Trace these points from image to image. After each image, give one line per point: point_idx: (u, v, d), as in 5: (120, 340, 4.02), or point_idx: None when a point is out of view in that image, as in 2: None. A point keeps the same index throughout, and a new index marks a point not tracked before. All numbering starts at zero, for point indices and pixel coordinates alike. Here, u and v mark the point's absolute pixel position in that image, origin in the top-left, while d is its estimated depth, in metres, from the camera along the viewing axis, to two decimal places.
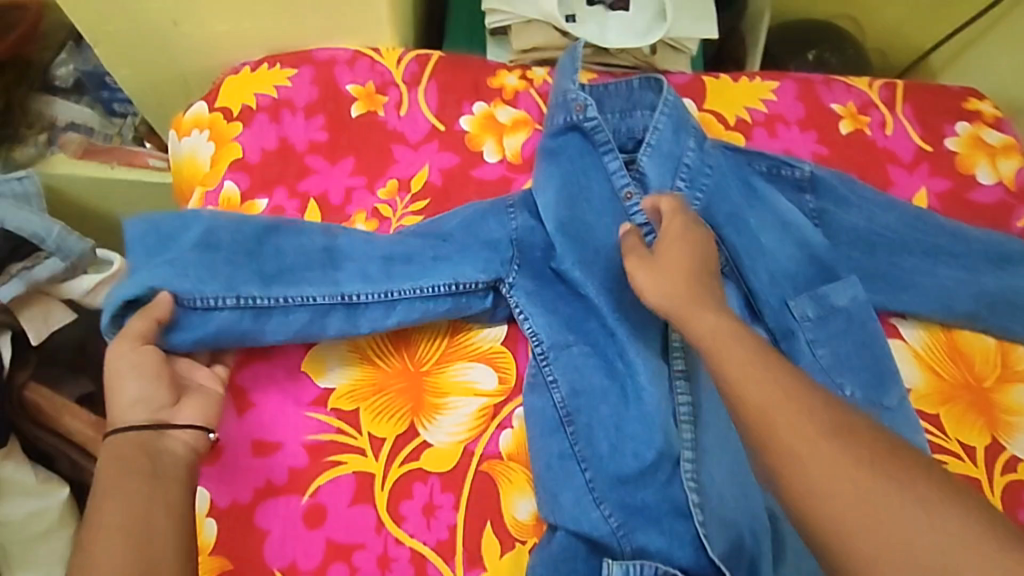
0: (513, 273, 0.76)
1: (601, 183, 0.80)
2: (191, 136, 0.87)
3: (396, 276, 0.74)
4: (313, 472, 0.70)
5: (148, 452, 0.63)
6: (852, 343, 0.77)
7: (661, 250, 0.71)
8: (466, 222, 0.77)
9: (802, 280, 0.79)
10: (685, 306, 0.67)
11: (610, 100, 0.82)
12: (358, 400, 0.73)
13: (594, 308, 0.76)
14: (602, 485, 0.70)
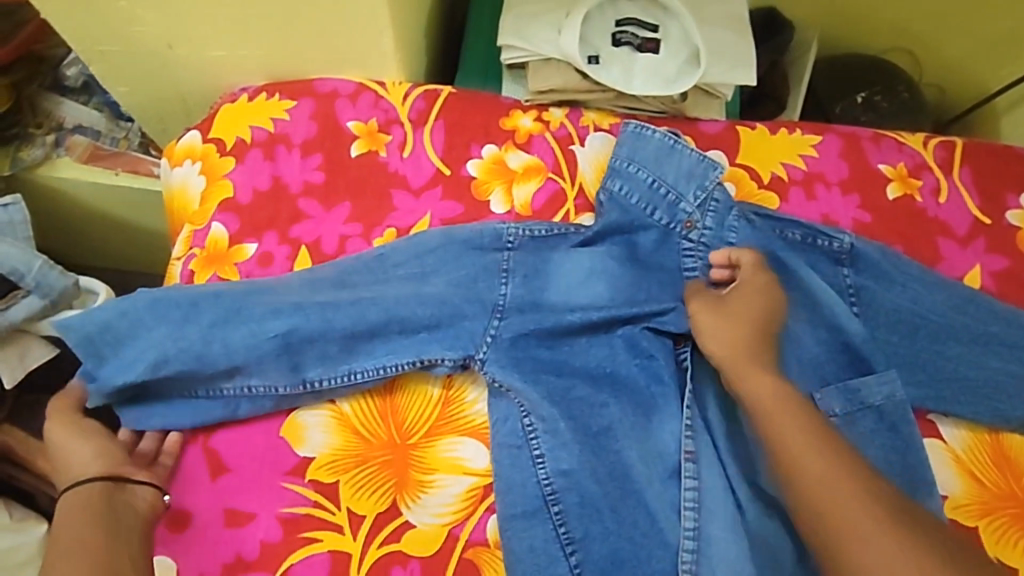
0: (484, 349, 0.71)
1: (586, 258, 0.74)
2: (183, 166, 0.83)
3: (365, 342, 0.71)
4: (285, 548, 0.65)
5: (106, 506, 0.63)
6: (882, 446, 0.68)
7: (733, 295, 0.70)
8: (455, 280, 0.73)
9: (830, 370, 0.71)
10: (740, 364, 0.67)
11: (643, 153, 0.77)
12: (339, 472, 0.68)
13: (589, 394, 0.70)
14: (589, 571, 0.64)
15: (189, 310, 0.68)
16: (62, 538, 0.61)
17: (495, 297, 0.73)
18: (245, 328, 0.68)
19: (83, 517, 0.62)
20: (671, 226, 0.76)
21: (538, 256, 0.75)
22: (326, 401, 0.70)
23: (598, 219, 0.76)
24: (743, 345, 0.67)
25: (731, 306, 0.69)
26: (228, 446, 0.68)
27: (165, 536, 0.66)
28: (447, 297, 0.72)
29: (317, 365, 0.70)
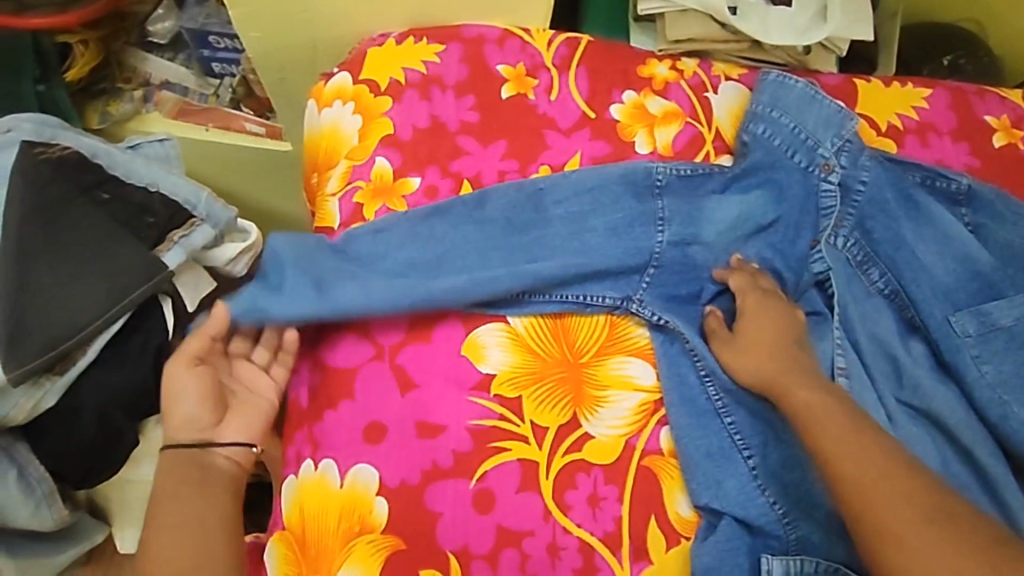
0: (642, 289, 0.74)
1: (733, 203, 0.78)
2: (333, 107, 0.85)
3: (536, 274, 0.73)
4: (479, 456, 0.68)
5: (200, 467, 0.67)
6: (1015, 361, 0.73)
7: (744, 327, 0.73)
8: (613, 227, 0.75)
9: (960, 296, 0.77)
10: (783, 380, 0.68)
11: (785, 99, 0.82)
12: (520, 387, 0.70)
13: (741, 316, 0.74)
14: (765, 472, 0.69)
15: (377, 258, 0.73)
16: (168, 491, 0.66)
17: (653, 245, 0.75)
18: (442, 289, 0.72)
19: (183, 477, 0.67)
20: (809, 168, 0.80)
21: (691, 200, 0.77)
22: (501, 322, 0.73)
23: (744, 157, 0.81)
24: (768, 369, 0.70)
25: (742, 337, 0.72)
26: (413, 363, 0.70)
27: (363, 446, 0.68)
28: (604, 247, 0.74)
29: (500, 300, 0.72)
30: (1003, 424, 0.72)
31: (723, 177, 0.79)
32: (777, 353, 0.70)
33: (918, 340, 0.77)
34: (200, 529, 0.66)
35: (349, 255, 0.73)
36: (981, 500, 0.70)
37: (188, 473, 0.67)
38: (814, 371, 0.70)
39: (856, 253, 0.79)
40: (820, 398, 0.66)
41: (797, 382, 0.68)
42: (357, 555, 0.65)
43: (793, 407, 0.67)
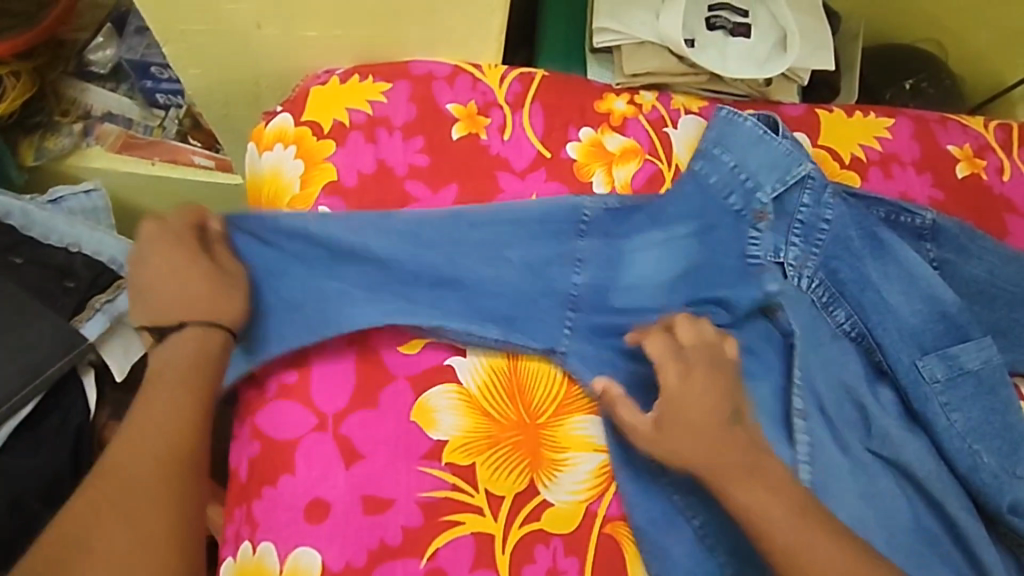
0: (602, 337, 0.71)
1: (693, 244, 0.75)
2: (273, 151, 0.80)
3: (487, 318, 0.69)
4: (430, 532, 0.63)
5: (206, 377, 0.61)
6: (983, 407, 0.71)
7: (666, 409, 0.64)
8: (567, 267, 0.73)
9: (928, 338, 0.74)
10: (716, 473, 0.61)
11: (731, 137, 0.78)
12: (474, 454, 0.66)
13: None
14: (713, 530, 0.66)
15: (307, 312, 0.67)
16: (166, 376, 0.60)
17: (612, 296, 0.73)
18: (391, 333, 0.69)
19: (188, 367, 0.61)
20: (743, 212, 0.77)
21: (643, 245, 0.74)
22: (451, 383, 0.68)
23: (687, 197, 0.77)
24: (701, 457, 0.62)
25: (668, 423, 0.63)
26: (359, 432, 0.65)
27: (305, 527, 0.62)
28: (562, 290, 0.72)
29: (453, 338, 0.69)
30: (973, 475, 0.69)
31: (679, 216, 0.75)
32: (707, 440, 0.62)
33: (887, 385, 0.74)
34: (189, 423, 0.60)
35: (290, 280, 0.68)
36: (954, 556, 0.67)
37: (195, 361, 0.61)
38: (754, 451, 0.62)
39: (821, 294, 0.77)
40: (759, 493, 0.60)
41: (735, 473, 0.61)
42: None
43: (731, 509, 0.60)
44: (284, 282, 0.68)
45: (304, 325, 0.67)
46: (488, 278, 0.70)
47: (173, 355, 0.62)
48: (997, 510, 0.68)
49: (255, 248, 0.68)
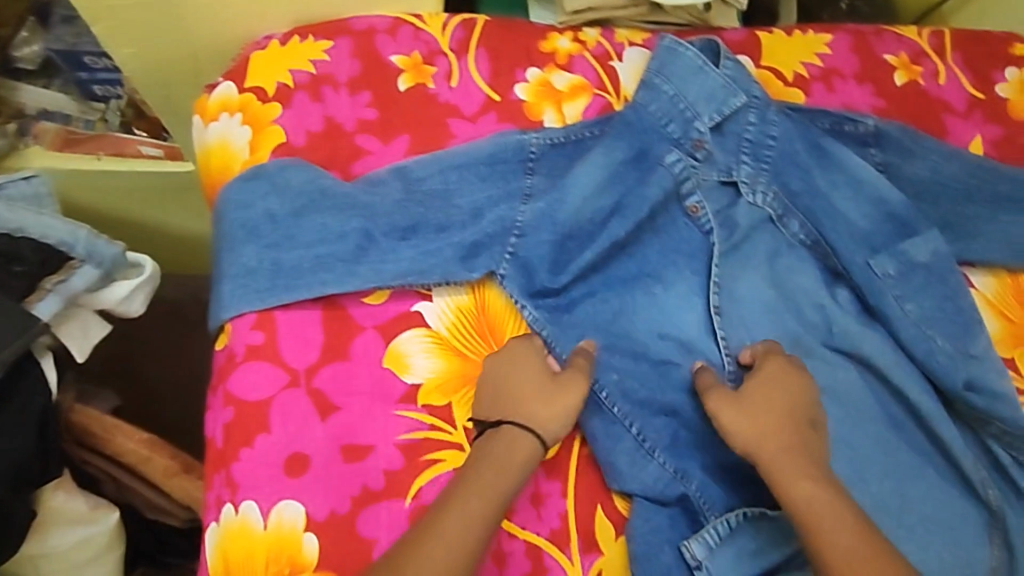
0: (556, 269, 0.72)
1: (637, 177, 0.77)
2: (220, 120, 0.79)
3: (436, 256, 0.70)
4: (412, 473, 0.64)
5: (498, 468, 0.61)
6: (933, 296, 0.74)
7: (749, 387, 0.67)
8: (505, 202, 0.74)
9: (878, 239, 0.77)
10: (782, 454, 0.62)
11: (672, 67, 0.79)
12: (450, 394, 0.67)
13: (641, 271, 0.75)
14: (648, 434, 0.68)
15: (277, 268, 0.69)
16: (477, 480, 0.60)
17: (566, 219, 0.73)
18: (343, 278, 0.68)
19: (499, 472, 0.60)
20: (682, 140, 0.79)
21: (590, 173, 0.74)
22: (421, 328, 0.69)
23: (627, 123, 0.78)
24: (767, 442, 0.63)
25: (746, 397, 0.66)
26: (333, 385, 0.66)
27: (285, 481, 0.62)
28: (512, 220, 0.73)
29: (411, 278, 0.69)
30: (931, 360, 0.71)
31: (617, 142, 0.77)
32: (784, 422, 0.64)
33: (842, 287, 0.77)
34: (487, 510, 0.59)
35: (243, 231, 0.71)
36: (915, 439, 0.71)
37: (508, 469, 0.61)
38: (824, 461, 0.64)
39: (775, 207, 0.79)
40: (826, 493, 0.61)
41: (796, 470, 0.62)
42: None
43: (794, 501, 0.60)
44: (254, 241, 0.70)
45: (277, 277, 0.68)
46: (438, 221, 0.71)
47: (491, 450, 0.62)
48: (955, 389, 0.70)
49: (238, 190, 0.72)
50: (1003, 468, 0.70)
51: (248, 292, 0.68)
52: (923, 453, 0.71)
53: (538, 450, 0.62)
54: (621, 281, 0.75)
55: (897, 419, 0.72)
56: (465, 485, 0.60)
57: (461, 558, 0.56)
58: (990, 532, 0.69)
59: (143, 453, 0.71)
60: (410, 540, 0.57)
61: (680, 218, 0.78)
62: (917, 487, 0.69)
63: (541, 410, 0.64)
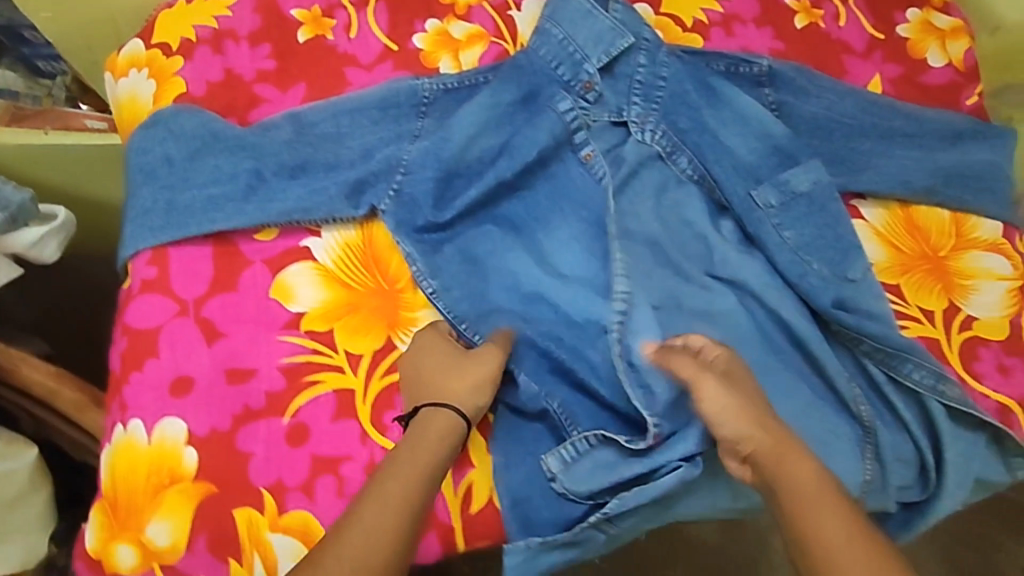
0: (437, 204, 0.75)
1: (524, 117, 0.79)
2: (129, 76, 0.82)
3: (324, 195, 0.73)
4: (292, 393, 0.67)
5: (424, 449, 0.63)
6: (814, 225, 0.76)
7: (725, 372, 0.68)
8: (393, 144, 0.77)
9: (763, 171, 0.78)
10: (767, 432, 0.64)
11: (563, 12, 0.81)
12: (333, 321, 0.70)
13: (525, 207, 0.78)
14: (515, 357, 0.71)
15: (170, 207, 0.72)
16: (411, 458, 0.62)
17: (450, 157, 0.75)
18: (233, 215, 0.71)
19: (417, 453, 0.63)
20: (572, 83, 0.80)
21: (475, 114, 0.77)
22: (309, 262, 0.72)
23: (515, 66, 0.80)
24: (758, 434, 0.64)
25: (726, 380, 0.67)
26: (221, 315, 0.69)
27: (170, 401, 0.66)
28: (396, 160, 0.76)
29: (299, 215, 0.72)
30: (804, 283, 0.73)
31: (505, 85, 0.79)
32: (762, 406, 0.67)
33: (726, 219, 0.79)
34: (408, 492, 0.61)
35: (142, 176, 0.74)
36: (793, 361, 0.74)
37: (437, 444, 0.64)
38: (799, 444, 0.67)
39: (664, 144, 0.81)
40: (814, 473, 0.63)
41: (789, 451, 0.64)
42: (168, 506, 0.62)
43: (789, 477, 0.62)
44: (150, 183, 0.73)
45: (170, 216, 0.72)
46: (326, 161, 0.74)
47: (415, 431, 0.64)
48: (824, 308, 0.72)
49: (138, 138, 0.75)
50: (877, 385, 0.73)
51: (144, 231, 0.72)
52: (799, 373, 0.74)
53: (460, 426, 0.65)
54: (509, 223, 0.77)
55: (772, 342, 0.74)
56: (394, 465, 0.62)
57: (380, 535, 0.58)
58: (863, 448, 0.73)
59: (50, 386, 0.77)
60: (340, 525, 0.59)
61: (571, 159, 0.80)
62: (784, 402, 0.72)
63: (455, 386, 0.66)
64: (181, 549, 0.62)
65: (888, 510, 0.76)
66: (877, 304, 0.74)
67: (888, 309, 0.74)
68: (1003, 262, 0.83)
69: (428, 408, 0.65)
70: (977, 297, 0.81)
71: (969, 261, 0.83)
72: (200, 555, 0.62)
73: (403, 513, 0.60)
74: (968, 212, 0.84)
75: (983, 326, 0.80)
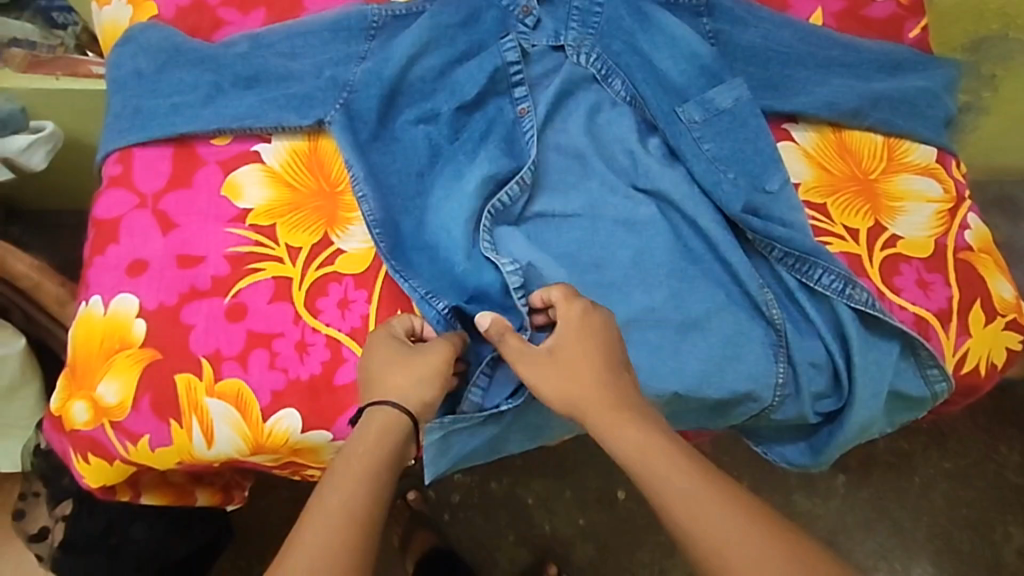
0: (384, 114, 0.81)
1: (466, 36, 0.83)
2: (111, 4, 0.90)
3: (273, 104, 0.79)
4: (234, 277, 0.74)
5: (380, 447, 0.63)
6: (732, 139, 0.80)
7: (558, 343, 0.66)
8: (340, 61, 0.82)
9: (689, 91, 0.82)
10: (593, 408, 0.63)
11: None
12: (276, 217, 0.77)
13: (464, 120, 0.82)
14: (447, 247, 0.76)
15: (137, 112, 0.79)
16: (357, 463, 0.62)
17: (393, 74, 0.80)
18: (191, 120, 0.78)
19: (377, 450, 0.63)
20: (510, 8, 0.84)
21: (414, 30, 0.81)
22: (258, 165, 0.79)
23: None
24: (585, 403, 0.64)
25: (555, 355, 0.66)
26: (177, 208, 0.76)
27: (126, 279, 0.74)
28: (342, 75, 0.81)
29: (250, 122, 0.78)
30: (717, 190, 0.79)
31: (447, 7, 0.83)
32: (594, 372, 0.65)
33: (656, 137, 0.83)
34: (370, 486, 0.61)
35: (114, 86, 0.81)
36: (711, 267, 0.78)
37: (381, 455, 0.63)
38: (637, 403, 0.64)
39: (598, 67, 0.84)
40: (649, 436, 0.61)
41: (615, 420, 0.62)
42: (117, 369, 0.71)
43: (620, 450, 0.61)
44: (121, 92, 0.81)
45: (137, 119, 0.79)
46: (277, 74, 0.81)
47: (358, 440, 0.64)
48: (735, 213, 0.77)
49: (113, 55, 0.83)
50: (791, 293, 0.77)
51: (115, 134, 0.79)
52: (717, 279, 0.77)
53: (402, 422, 0.65)
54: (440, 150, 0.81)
55: (690, 251, 0.78)
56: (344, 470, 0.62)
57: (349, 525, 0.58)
58: (776, 352, 0.76)
59: (33, 279, 0.88)
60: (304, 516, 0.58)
61: (507, 101, 0.83)
62: (695, 301, 0.76)
63: (399, 386, 0.66)
64: (128, 406, 0.70)
65: (806, 419, 0.78)
66: (794, 213, 0.78)
67: (805, 218, 0.78)
68: (933, 184, 0.85)
69: (377, 407, 0.66)
70: (906, 218, 0.83)
71: (899, 184, 0.85)
72: (144, 414, 0.70)
73: (349, 521, 0.58)
74: (901, 136, 0.87)
75: (908, 244, 0.81)
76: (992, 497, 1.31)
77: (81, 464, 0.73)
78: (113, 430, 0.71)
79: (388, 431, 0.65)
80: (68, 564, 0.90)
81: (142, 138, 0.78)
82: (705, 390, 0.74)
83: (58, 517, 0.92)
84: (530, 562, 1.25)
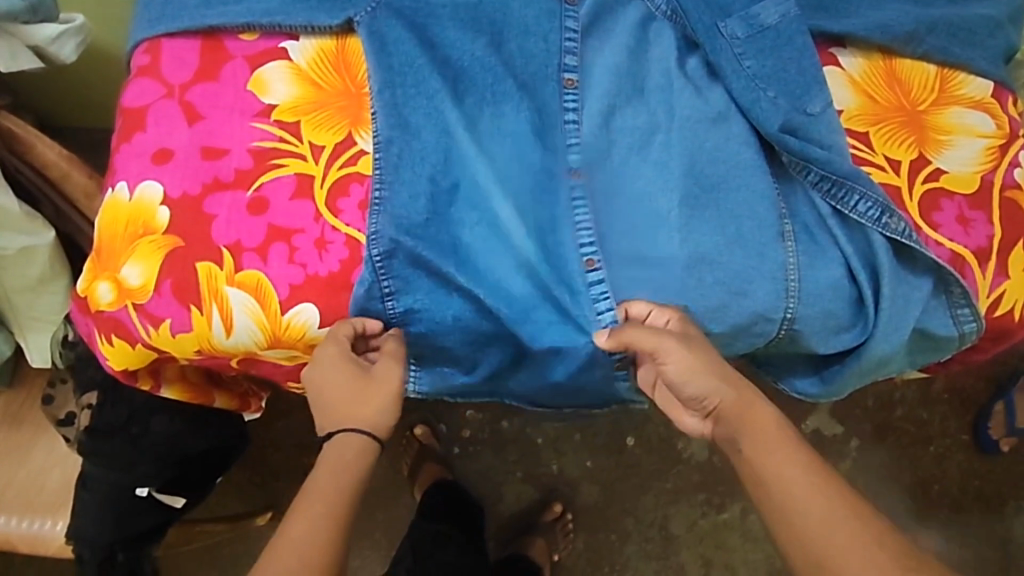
0: (409, 15, 0.77)
1: None
2: None
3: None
4: (257, 171, 0.74)
5: (339, 461, 0.68)
6: (775, 58, 0.77)
7: (693, 336, 0.70)
8: None
9: (733, 5, 0.78)
10: (736, 398, 0.68)
11: None
12: (300, 115, 0.76)
13: (490, 24, 0.77)
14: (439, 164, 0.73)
15: (167, 2, 0.78)
16: (316, 486, 0.67)
17: None
18: (221, 12, 0.77)
19: (334, 470, 0.68)
20: None
21: None
22: (285, 61, 0.77)
23: None
24: (721, 394, 0.68)
25: (690, 339, 0.69)
26: (203, 100, 0.76)
27: (152, 167, 0.74)
28: None
29: (277, 17, 0.77)
30: (755, 108, 0.76)
31: None
32: (719, 371, 0.68)
33: (695, 56, 0.79)
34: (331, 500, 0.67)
35: None
36: (739, 189, 0.75)
37: (343, 468, 0.68)
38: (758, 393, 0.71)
39: None
40: (774, 424, 0.68)
41: (756, 398, 0.69)
42: (140, 253, 0.72)
43: (751, 434, 0.68)
44: None
45: (166, 9, 0.78)
46: None
47: (324, 464, 0.69)
48: (771, 132, 0.75)
49: None
50: (821, 220, 0.75)
51: (146, 24, 0.79)
52: (743, 203, 0.75)
53: (370, 444, 0.70)
54: (455, 63, 0.76)
55: (704, 178, 0.75)
56: (307, 494, 0.67)
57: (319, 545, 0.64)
58: (787, 286, 0.74)
59: (62, 168, 0.89)
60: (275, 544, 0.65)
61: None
62: (705, 224, 0.74)
63: (356, 411, 0.69)
64: (150, 290, 0.72)
65: (818, 350, 0.77)
66: (834, 138, 0.75)
67: (844, 143, 0.75)
68: (985, 119, 0.81)
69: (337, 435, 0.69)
70: (952, 152, 0.79)
71: (947, 117, 0.80)
72: (166, 298, 0.72)
73: (315, 539, 0.64)
74: (956, 68, 0.82)
75: (952, 179, 0.78)
76: (1005, 470, 1.29)
77: (105, 346, 0.75)
78: (135, 312, 0.72)
79: (341, 446, 0.69)
80: (91, 448, 0.93)
81: (171, 28, 0.77)
82: (718, 313, 0.74)
83: (82, 405, 0.95)
84: (535, 498, 1.28)
